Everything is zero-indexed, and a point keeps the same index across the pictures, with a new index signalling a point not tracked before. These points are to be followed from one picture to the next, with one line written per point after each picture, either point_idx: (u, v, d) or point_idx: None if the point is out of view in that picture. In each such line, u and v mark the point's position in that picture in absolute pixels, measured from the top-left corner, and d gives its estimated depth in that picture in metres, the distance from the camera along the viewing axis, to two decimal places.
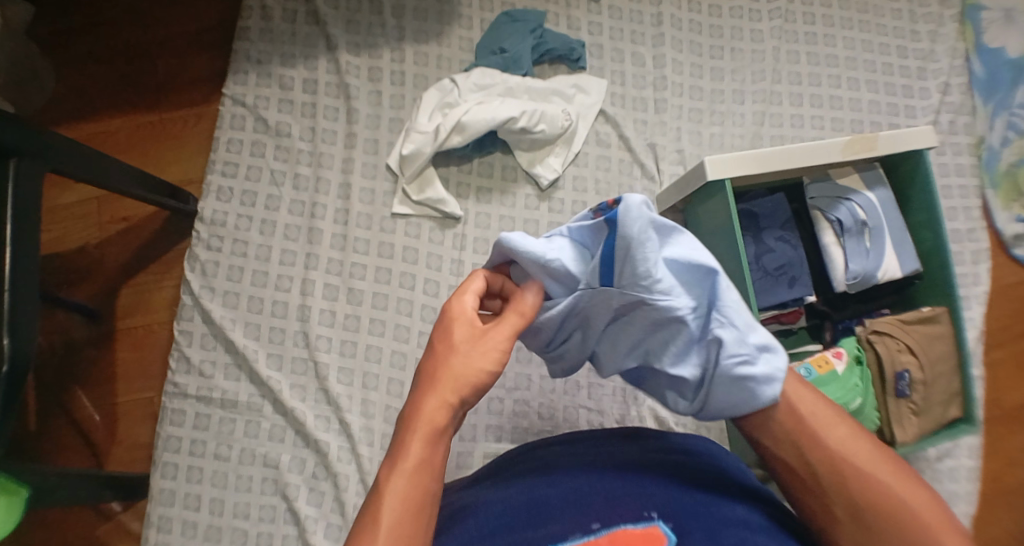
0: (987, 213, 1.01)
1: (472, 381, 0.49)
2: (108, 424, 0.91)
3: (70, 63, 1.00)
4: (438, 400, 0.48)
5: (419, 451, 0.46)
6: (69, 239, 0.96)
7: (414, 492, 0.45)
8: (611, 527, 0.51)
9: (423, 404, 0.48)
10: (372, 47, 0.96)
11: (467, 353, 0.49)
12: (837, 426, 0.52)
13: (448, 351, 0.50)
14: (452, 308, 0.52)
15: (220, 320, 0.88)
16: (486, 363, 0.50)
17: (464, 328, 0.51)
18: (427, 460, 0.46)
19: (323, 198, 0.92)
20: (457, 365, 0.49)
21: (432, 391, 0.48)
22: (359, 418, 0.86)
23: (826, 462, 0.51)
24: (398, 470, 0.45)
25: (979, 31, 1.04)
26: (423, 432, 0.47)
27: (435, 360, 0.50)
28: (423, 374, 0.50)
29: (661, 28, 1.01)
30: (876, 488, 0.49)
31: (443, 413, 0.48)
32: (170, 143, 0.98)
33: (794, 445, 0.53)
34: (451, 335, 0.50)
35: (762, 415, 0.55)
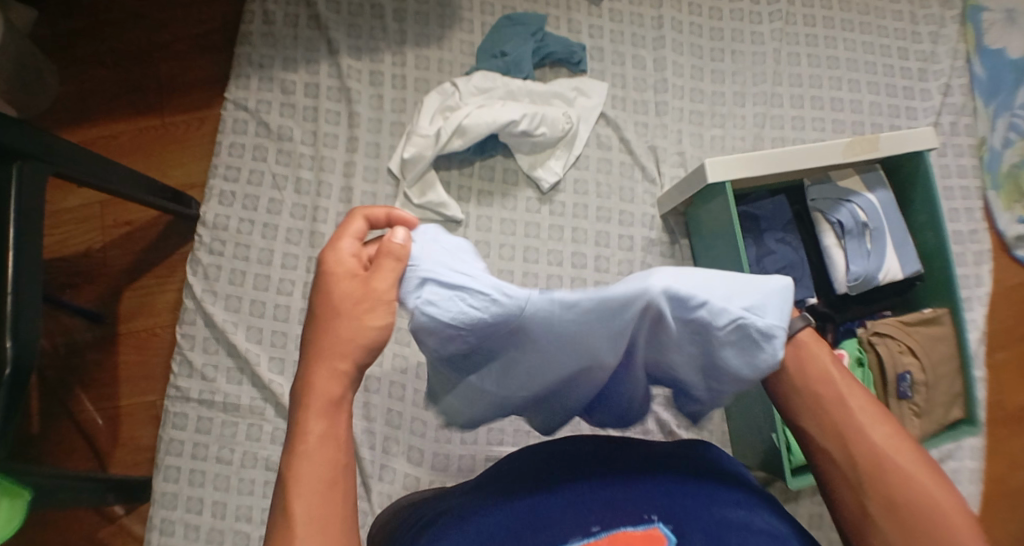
0: (989, 214, 1.01)
1: (366, 343, 0.45)
2: (111, 427, 0.92)
3: (74, 67, 1.00)
4: (331, 371, 0.44)
5: (319, 427, 0.42)
6: (72, 243, 0.96)
7: (323, 473, 0.41)
8: (611, 530, 0.51)
9: (313, 378, 0.44)
10: (374, 51, 0.97)
11: (359, 314, 0.45)
12: (888, 427, 0.48)
13: (332, 313, 0.45)
14: (327, 258, 0.47)
15: (222, 323, 0.89)
16: (377, 320, 0.45)
17: (347, 281, 0.46)
18: (333, 435, 0.43)
19: (325, 202, 0.92)
20: (343, 330, 0.45)
21: (322, 363, 0.44)
22: (361, 421, 0.86)
23: (869, 460, 0.47)
24: (301, 452, 0.41)
25: (979, 32, 1.04)
26: (321, 406, 0.43)
27: (318, 325, 0.45)
28: (307, 344, 0.46)
29: (662, 31, 1.01)
30: (922, 495, 0.45)
31: (337, 383, 0.44)
32: (173, 147, 0.99)
33: (839, 438, 0.49)
34: (335, 297, 0.45)
35: (809, 403, 0.50)
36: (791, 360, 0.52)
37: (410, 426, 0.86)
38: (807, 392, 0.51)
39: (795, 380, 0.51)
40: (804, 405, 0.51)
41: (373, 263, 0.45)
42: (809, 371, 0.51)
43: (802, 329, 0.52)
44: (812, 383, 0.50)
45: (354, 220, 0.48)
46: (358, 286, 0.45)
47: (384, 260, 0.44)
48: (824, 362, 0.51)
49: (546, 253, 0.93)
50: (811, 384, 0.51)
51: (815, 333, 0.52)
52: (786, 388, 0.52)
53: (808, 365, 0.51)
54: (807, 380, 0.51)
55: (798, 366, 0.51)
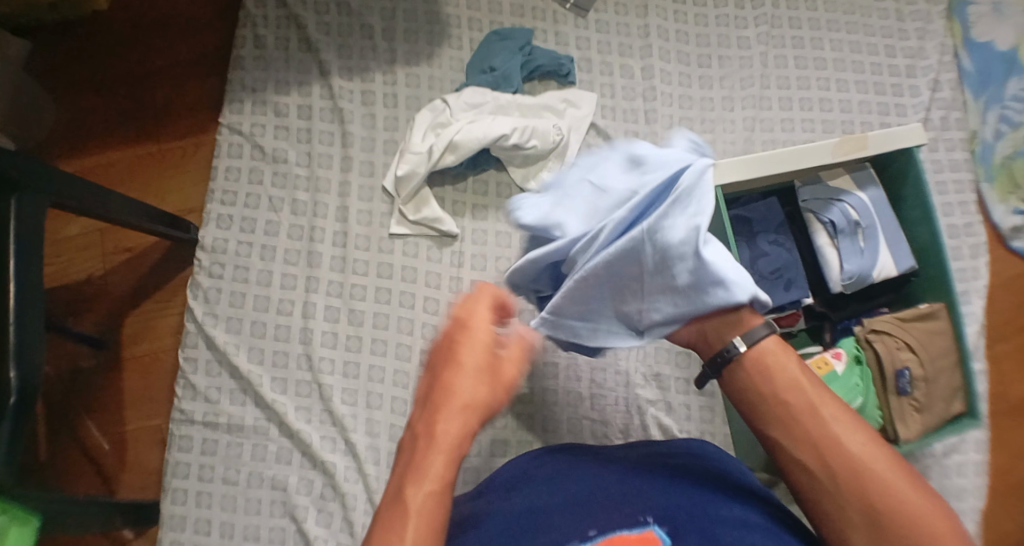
0: (983, 207, 1.01)
1: (481, 404, 0.51)
2: (117, 452, 0.92)
3: (70, 98, 1.02)
4: (458, 417, 0.50)
5: (440, 471, 0.47)
6: (73, 271, 0.97)
7: (437, 505, 0.45)
8: (607, 533, 0.51)
9: (445, 423, 0.49)
10: (365, 71, 0.98)
11: (487, 374, 0.53)
12: (856, 433, 0.52)
13: (462, 368, 0.52)
14: (471, 324, 0.54)
15: (224, 345, 0.89)
16: (494, 387, 0.53)
17: (483, 346, 0.53)
18: (445, 480, 0.47)
19: (321, 222, 0.93)
20: (468, 389, 0.51)
21: (450, 415, 0.50)
22: (364, 437, 0.87)
23: (842, 466, 0.51)
24: (419, 484, 0.46)
25: (966, 27, 1.04)
26: (446, 450, 0.48)
27: (445, 373, 0.52)
28: (433, 394, 0.52)
29: (648, 40, 1.02)
30: (890, 492, 0.49)
31: (462, 440, 0.50)
32: (170, 173, 1.00)
33: (811, 445, 0.53)
34: (478, 356, 0.53)
35: (780, 413, 0.55)
36: (759, 370, 0.57)
37: None
38: (780, 403, 0.56)
39: (766, 389, 0.57)
40: (776, 415, 0.56)
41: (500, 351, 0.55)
42: (779, 381, 0.56)
43: (766, 337, 0.58)
44: (781, 392, 0.56)
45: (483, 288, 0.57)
46: (488, 352, 0.54)
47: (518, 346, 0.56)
48: (791, 373, 0.56)
49: None
50: (781, 394, 0.56)
51: (779, 341, 0.58)
52: (758, 398, 0.57)
53: (780, 380, 0.56)
54: (778, 389, 0.56)
55: (765, 376, 0.57)
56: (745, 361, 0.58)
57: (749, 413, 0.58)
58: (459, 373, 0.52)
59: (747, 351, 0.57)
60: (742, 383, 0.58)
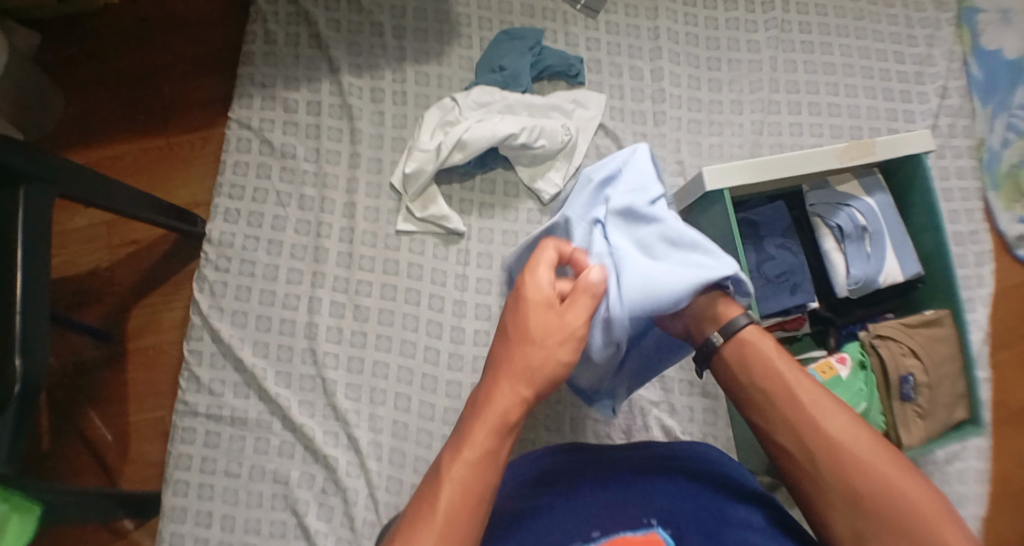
0: (989, 215, 1.01)
1: (537, 368, 0.51)
2: (120, 443, 0.93)
3: (79, 90, 1.02)
4: (510, 383, 0.51)
5: (483, 441, 0.48)
6: (79, 262, 0.97)
7: (478, 481, 0.46)
8: (611, 534, 0.52)
9: (496, 389, 0.50)
10: (374, 68, 0.98)
11: (542, 336, 0.52)
12: (834, 414, 0.53)
13: (519, 330, 0.53)
14: (525, 286, 0.54)
15: (229, 338, 0.90)
16: (551, 350, 0.52)
17: (541, 308, 0.53)
18: (493, 452, 0.48)
19: (328, 217, 0.93)
20: (524, 354, 0.52)
21: (501, 381, 0.51)
22: (367, 433, 0.87)
23: (821, 447, 0.52)
24: (461, 451, 0.47)
25: (975, 35, 1.05)
26: (489, 421, 0.49)
27: (505, 344, 0.53)
28: (495, 356, 0.53)
29: (658, 42, 1.02)
30: (870, 472, 0.50)
31: (513, 407, 0.50)
32: (178, 166, 1.01)
33: (792, 429, 0.54)
34: (532, 307, 0.53)
35: (761, 399, 0.57)
36: (738, 359, 0.59)
37: (416, 438, 0.87)
38: (760, 388, 0.57)
39: (745, 377, 0.58)
40: (757, 401, 0.57)
41: (567, 298, 0.55)
42: (755, 367, 0.58)
43: (743, 327, 0.59)
44: (761, 379, 0.57)
45: (545, 247, 0.57)
46: (546, 313, 0.53)
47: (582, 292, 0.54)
48: (767, 357, 0.57)
49: None
50: (760, 380, 0.57)
51: (757, 328, 0.60)
52: (739, 386, 0.59)
53: (760, 366, 0.57)
54: (758, 375, 0.57)
55: (744, 364, 0.58)
56: (723, 353, 0.60)
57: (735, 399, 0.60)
58: (517, 340, 0.52)
59: (726, 344, 0.59)
60: (724, 373, 0.60)
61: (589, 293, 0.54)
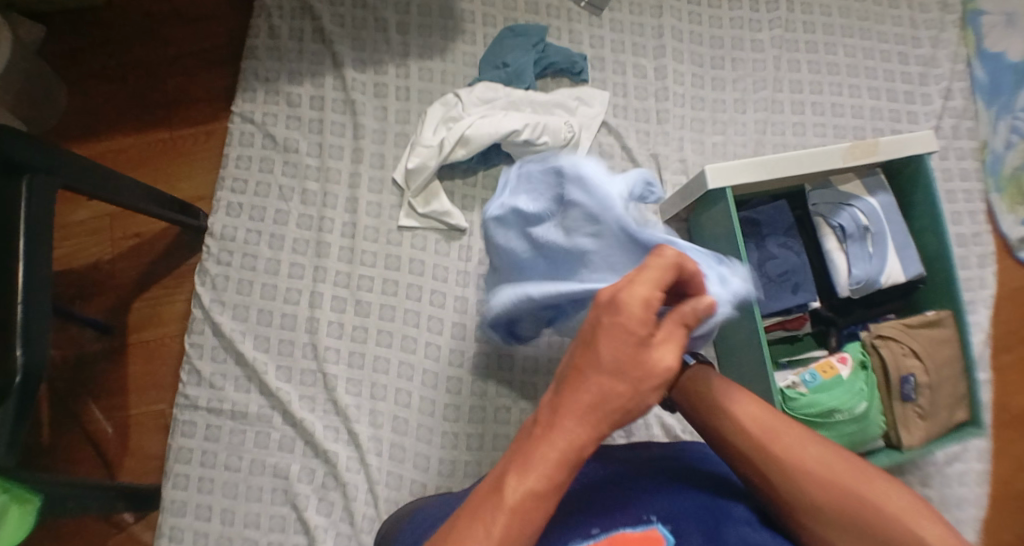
0: (992, 217, 1.01)
1: (614, 407, 0.41)
2: (120, 436, 0.93)
3: (83, 83, 1.02)
4: (581, 412, 0.40)
5: (553, 467, 0.39)
6: (82, 255, 0.98)
7: (538, 513, 0.39)
8: (610, 531, 0.52)
9: (568, 407, 0.40)
10: (378, 64, 0.98)
11: (628, 368, 0.41)
12: (788, 435, 0.54)
13: (601, 353, 0.41)
14: (623, 300, 0.41)
15: (230, 332, 0.90)
16: (634, 390, 0.41)
17: (634, 339, 0.42)
18: (558, 481, 0.40)
19: (331, 212, 0.94)
20: (601, 385, 0.41)
21: (573, 409, 0.40)
22: (367, 428, 0.87)
23: (781, 474, 0.52)
24: (525, 473, 0.39)
25: (979, 36, 1.04)
26: (561, 445, 0.40)
27: (588, 369, 0.41)
28: (572, 375, 0.42)
29: (662, 40, 1.02)
30: (832, 488, 0.50)
31: (588, 442, 0.41)
32: (181, 160, 1.01)
33: (750, 460, 0.54)
34: (627, 327, 0.41)
35: (718, 436, 0.57)
36: (692, 397, 0.60)
37: (417, 434, 0.87)
38: (714, 424, 0.57)
39: (699, 415, 0.59)
40: (713, 434, 0.58)
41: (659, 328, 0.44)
42: (704, 402, 0.58)
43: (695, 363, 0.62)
44: (713, 417, 0.57)
45: (665, 257, 0.44)
46: (634, 342, 0.42)
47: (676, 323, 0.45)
48: (717, 393, 0.58)
49: None
50: (714, 418, 0.57)
51: (706, 365, 0.62)
52: (698, 426, 0.59)
53: (709, 397, 0.58)
54: (709, 409, 0.58)
55: (699, 403, 0.59)
56: (680, 390, 0.61)
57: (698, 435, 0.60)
58: (602, 366, 0.41)
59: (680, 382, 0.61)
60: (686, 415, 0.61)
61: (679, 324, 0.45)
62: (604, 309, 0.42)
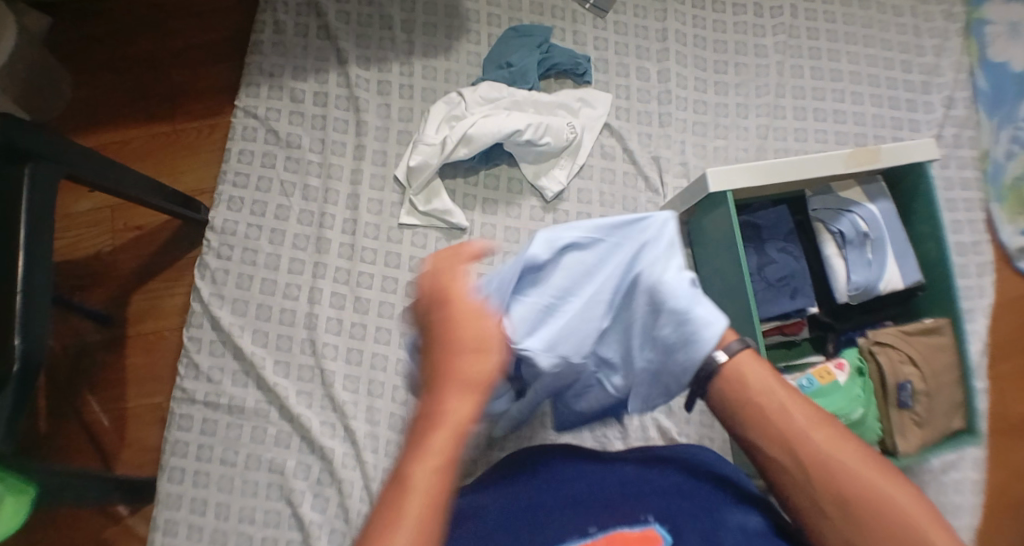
0: (992, 227, 1.01)
1: (481, 388, 0.51)
2: (117, 428, 0.93)
3: (88, 75, 1.02)
4: (459, 397, 0.50)
5: (443, 445, 0.48)
6: (83, 246, 0.98)
7: (440, 482, 0.46)
8: (608, 530, 0.53)
9: (447, 396, 0.50)
10: (382, 61, 0.98)
11: (478, 356, 0.51)
12: (826, 431, 0.54)
13: (456, 350, 0.51)
14: (443, 289, 0.53)
15: (229, 326, 0.90)
16: (491, 372, 0.51)
17: (472, 319, 0.52)
18: (450, 455, 0.48)
19: (332, 208, 0.94)
20: (470, 371, 0.51)
21: (444, 388, 0.50)
22: (364, 425, 0.87)
23: (816, 463, 0.52)
24: (421, 459, 0.47)
25: (982, 46, 1.05)
26: (447, 426, 0.49)
27: (441, 357, 0.51)
28: (433, 371, 0.51)
29: (666, 43, 1.02)
30: (868, 488, 0.50)
31: (464, 411, 0.49)
32: (184, 153, 1.01)
33: (789, 446, 0.54)
34: (454, 312, 0.52)
35: (758, 418, 0.56)
36: (734, 378, 0.57)
37: None
38: (751, 406, 0.56)
39: (732, 396, 0.57)
40: (745, 417, 0.56)
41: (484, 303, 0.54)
42: (744, 383, 0.57)
43: (740, 350, 0.58)
44: (751, 400, 0.56)
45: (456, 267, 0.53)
46: (485, 320, 0.52)
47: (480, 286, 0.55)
48: (762, 377, 0.57)
49: None
50: (756, 400, 0.56)
51: (752, 352, 0.58)
52: (733, 406, 0.57)
53: (749, 382, 0.56)
54: (750, 393, 0.56)
55: (744, 386, 0.56)
56: (723, 374, 0.57)
57: (726, 417, 0.58)
58: (454, 350, 0.51)
59: (727, 361, 0.57)
60: (721, 396, 0.57)
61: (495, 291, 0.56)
62: (438, 308, 0.53)
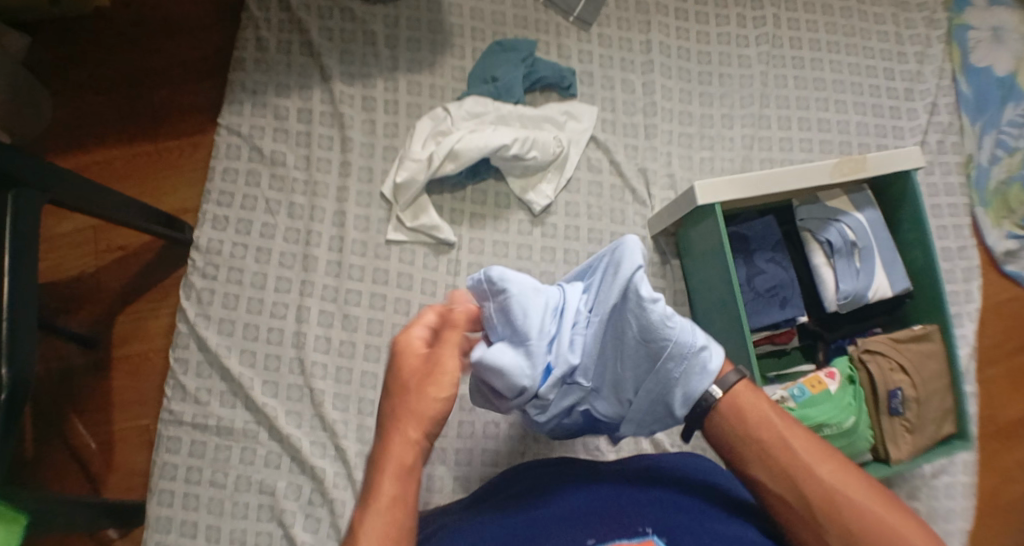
0: (978, 231, 1.02)
1: (429, 415, 0.54)
2: (104, 452, 0.91)
3: (68, 94, 1.01)
4: (400, 435, 0.53)
5: (391, 489, 0.50)
6: (65, 268, 0.96)
7: (389, 524, 0.48)
8: (605, 543, 0.52)
9: (392, 444, 0.52)
10: (367, 77, 0.98)
11: (427, 389, 0.54)
12: (826, 461, 0.55)
13: (408, 394, 0.54)
14: (402, 345, 0.56)
15: (216, 347, 0.89)
16: (446, 398, 0.55)
17: (418, 360, 0.55)
18: (401, 498, 0.50)
19: (318, 226, 0.93)
20: (410, 404, 0.54)
21: (398, 430, 0.53)
22: (355, 444, 0.86)
23: (819, 494, 0.53)
24: (372, 508, 0.49)
25: (964, 52, 1.05)
26: (393, 470, 0.51)
27: (391, 404, 0.55)
28: (386, 416, 0.55)
29: (650, 55, 1.02)
30: (870, 518, 0.51)
31: (413, 451, 0.53)
32: (167, 172, 1.00)
33: (790, 479, 0.54)
34: (405, 365, 0.55)
35: (758, 452, 0.57)
36: (734, 413, 0.59)
37: None
38: (754, 439, 0.57)
39: (731, 431, 0.58)
40: (745, 451, 0.58)
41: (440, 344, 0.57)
42: (747, 416, 0.58)
43: (736, 381, 0.60)
44: (750, 433, 0.57)
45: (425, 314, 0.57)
46: (433, 361, 0.55)
47: (449, 332, 0.57)
48: (762, 412, 0.58)
49: (538, 275, 0.93)
50: (755, 435, 0.57)
51: (748, 383, 0.60)
52: (734, 441, 0.58)
53: (747, 415, 0.58)
54: (753, 427, 0.58)
55: (745, 420, 0.58)
56: (720, 410, 0.59)
57: (727, 451, 0.59)
58: (404, 394, 0.54)
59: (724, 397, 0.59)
60: (719, 431, 0.59)
61: (458, 326, 0.58)
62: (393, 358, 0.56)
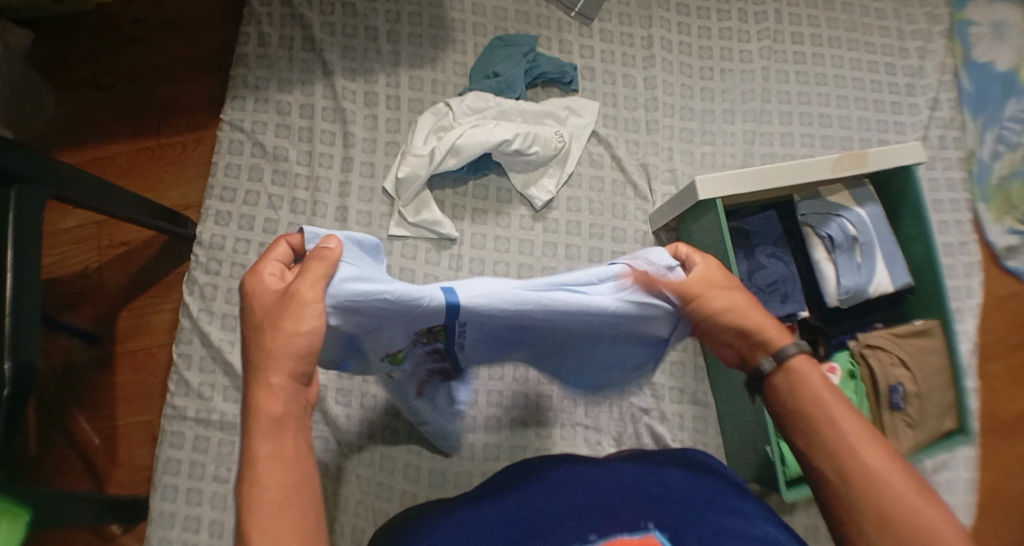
0: (979, 227, 1.02)
1: (291, 347, 0.43)
2: (108, 447, 0.92)
3: (70, 90, 1.01)
4: (265, 386, 0.42)
5: (264, 447, 0.41)
6: (67, 263, 0.96)
7: (277, 486, 0.40)
8: (608, 537, 0.51)
9: (258, 396, 0.42)
10: (368, 73, 0.98)
11: (282, 321, 0.43)
12: (882, 450, 0.45)
13: (263, 332, 0.44)
14: (251, 289, 0.46)
15: (219, 342, 0.89)
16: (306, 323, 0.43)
17: (270, 296, 0.45)
18: (280, 453, 0.42)
19: (320, 221, 0.93)
20: (267, 342, 0.43)
21: (260, 378, 0.43)
22: (357, 438, 0.87)
23: (861, 481, 0.44)
24: (252, 478, 0.40)
25: (967, 47, 1.05)
26: (263, 427, 0.42)
27: (251, 346, 0.44)
28: (248, 360, 0.44)
29: (652, 50, 1.02)
30: (916, 518, 0.42)
31: (279, 395, 0.43)
32: (169, 168, 1.00)
33: (834, 457, 0.46)
34: (260, 308, 0.45)
35: (803, 421, 0.49)
36: (786, 379, 0.50)
37: (407, 443, 0.87)
38: (801, 408, 0.49)
39: (781, 395, 0.50)
40: (791, 418, 0.50)
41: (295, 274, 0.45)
42: (800, 384, 0.49)
43: (795, 354, 0.50)
44: (798, 400, 0.49)
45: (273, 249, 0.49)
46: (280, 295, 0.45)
47: (310, 262, 0.44)
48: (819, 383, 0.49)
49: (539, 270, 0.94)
50: (806, 403, 0.49)
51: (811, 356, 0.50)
52: (781, 406, 0.50)
53: (800, 382, 0.49)
54: (802, 397, 0.49)
55: (797, 387, 0.49)
56: (777, 377, 0.50)
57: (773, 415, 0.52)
58: (260, 331, 0.44)
59: (781, 365, 0.50)
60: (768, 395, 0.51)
61: (327, 262, 0.44)
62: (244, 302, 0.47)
